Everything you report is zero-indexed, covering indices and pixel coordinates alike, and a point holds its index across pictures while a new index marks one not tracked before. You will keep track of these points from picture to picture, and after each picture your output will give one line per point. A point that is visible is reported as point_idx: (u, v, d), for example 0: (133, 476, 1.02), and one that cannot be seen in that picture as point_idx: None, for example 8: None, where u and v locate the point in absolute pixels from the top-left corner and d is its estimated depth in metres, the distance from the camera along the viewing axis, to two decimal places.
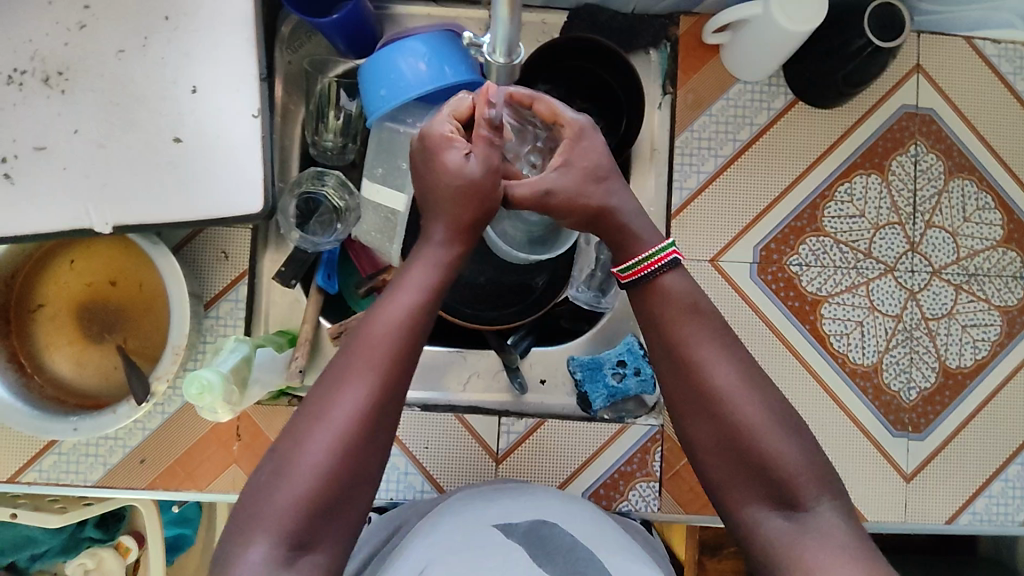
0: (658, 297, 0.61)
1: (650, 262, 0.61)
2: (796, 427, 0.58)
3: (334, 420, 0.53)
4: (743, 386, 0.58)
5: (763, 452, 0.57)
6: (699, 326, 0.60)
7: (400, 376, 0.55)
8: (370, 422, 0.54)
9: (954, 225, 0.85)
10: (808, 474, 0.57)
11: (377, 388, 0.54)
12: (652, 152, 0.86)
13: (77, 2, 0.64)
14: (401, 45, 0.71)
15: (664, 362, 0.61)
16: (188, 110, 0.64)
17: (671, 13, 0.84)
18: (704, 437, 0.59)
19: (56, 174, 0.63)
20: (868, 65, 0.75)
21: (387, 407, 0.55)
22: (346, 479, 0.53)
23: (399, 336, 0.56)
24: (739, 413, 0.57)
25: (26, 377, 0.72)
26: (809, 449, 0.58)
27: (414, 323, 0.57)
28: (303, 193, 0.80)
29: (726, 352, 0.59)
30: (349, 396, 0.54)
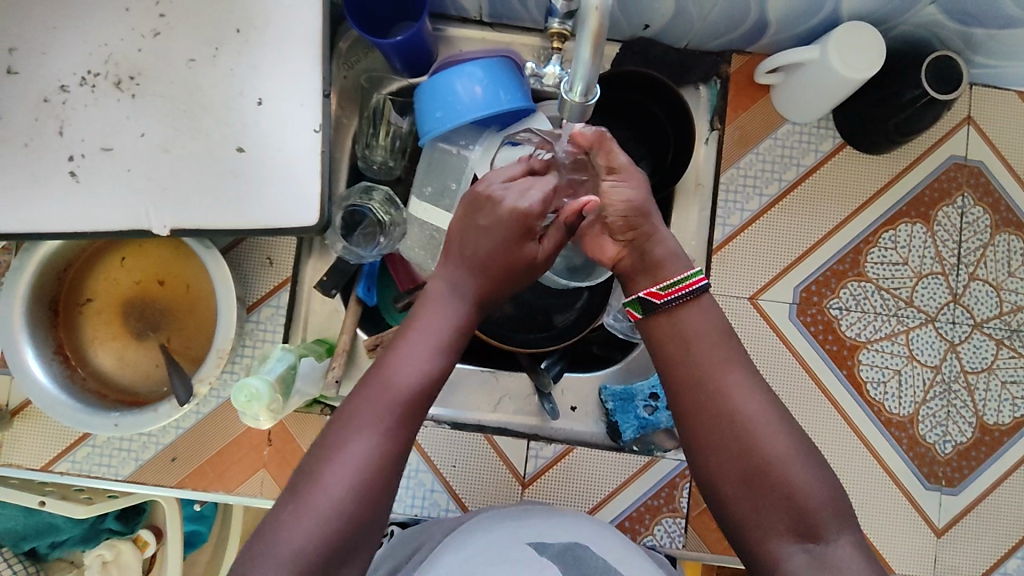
0: (691, 323, 0.62)
1: (688, 283, 0.63)
2: (816, 459, 0.58)
3: (346, 465, 0.54)
4: (768, 417, 0.59)
5: (788, 485, 0.56)
6: (725, 355, 0.61)
7: (411, 423, 0.58)
8: (385, 465, 0.55)
9: (998, 280, 0.84)
10: (831, 508, 0.56)
11: (388, 435, 0.56)
12: (697, 186, 0.85)
13: (153, 9, 0.66)
14: (459, 69, 0.73)
15: (689, 389, 0.61)
16: (252, 121, 0.65)
17: (723, 51, 0.85)
18: (726, 469, 0.58)
19: (120, 175, 0.64)
20: (921, 115, 0.75)
21: (398, 452, 0.56)
22: (359, 521, 0.54)
23: (408, 390, 0.58)
24: (764, 444, 0.57)
25: (69, 369, 0.73)
26: (831, 482, 0.58)
27: (423, 377, 0.59)
28: (350, 206, 0.81)
29: (751, 381, 0.60)
30: (361, 441, 0.55)
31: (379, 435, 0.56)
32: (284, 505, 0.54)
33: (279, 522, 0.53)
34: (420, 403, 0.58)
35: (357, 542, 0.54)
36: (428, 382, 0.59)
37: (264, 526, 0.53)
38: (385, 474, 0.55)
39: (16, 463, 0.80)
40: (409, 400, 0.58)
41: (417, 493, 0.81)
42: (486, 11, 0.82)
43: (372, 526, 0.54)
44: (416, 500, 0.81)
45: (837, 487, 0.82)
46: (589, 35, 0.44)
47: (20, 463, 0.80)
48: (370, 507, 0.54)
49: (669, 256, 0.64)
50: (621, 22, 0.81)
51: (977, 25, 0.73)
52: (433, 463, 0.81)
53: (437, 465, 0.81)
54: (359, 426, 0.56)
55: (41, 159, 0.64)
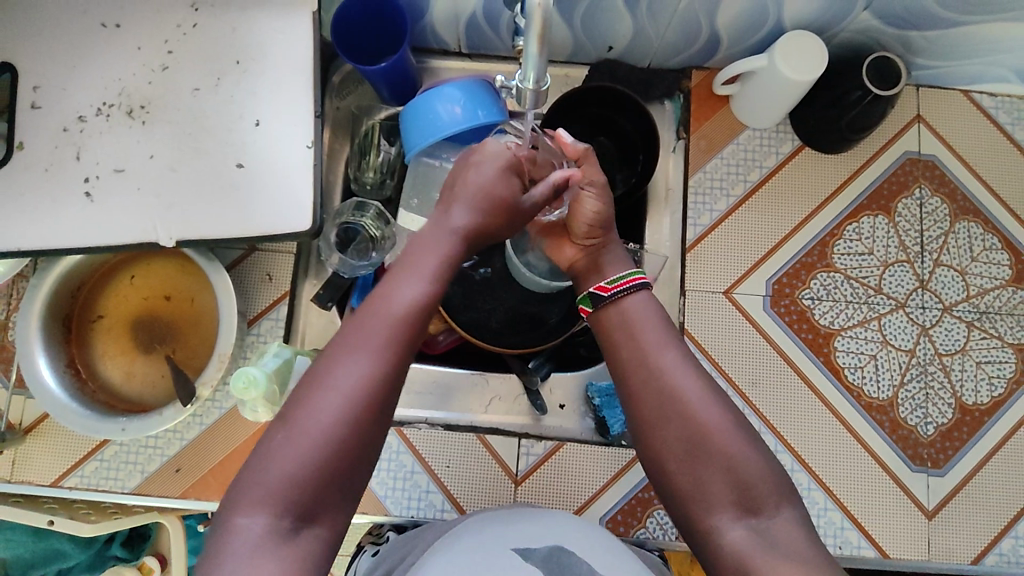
0: (632, 313, 0.67)
1: (627, 280, 0.69)
2: (753, 436, 0.62)
3: (334, 391, 0.55)
4: (706, 394, 0.62)
5: (728, 459, 0.59)
6: (665, 337, 0.65)
7: (400, 355, 0.58)
8: (374, 393, 0.56)
9: (962, 264, 0.88)
10: (768, 481, 0.59)
11: (383, 365, 0.56)
12: (667, 195, 0.90)
13: (162, 47, 0.73)
14: (439, 91, 0.79)
15: (632, 371, 0.65)
16: (251, 141, 0.72)
17: (684, 68, 0.92)
18: (670, 444, 0.61)
19: (131, 193, 0.71)
20: (869, 112, 0.81)
21: (390, 383, 0.57)
22: (345, 450, 0.54)
23: (403, 318, 0.58)
24: (703, 418, 0.61)
25: (81, 382, 0.78)
26: (769, 459, 0.60)
27: (418, 307, 0.59)
28: (343, 223, 0.86)
29: (686, 360, 0.64)
30: (351, 369, 0.56)
31: (368, 364, 0.56)
32: (269, 442, 0.55)
33: (265, 454, 0.54)
34: (410, 334, 0.58)
35: (339, 476, 0.54)
36: (420, 313, 0.59)
37: (252, 463, 0.54)
38: (373, 406, 0.55)
39: (26, 479, 0.82)
40: (401, 332, 0.58)
41: (414, 495, 0.83)
42: (464, 42, 0.89)
43: (358, 460, 0.55)
44: (413, 502, 0.83)
45: (825, 473, 0.83)
46: (535, 32, 0.51)
47: (30, 480, 0.82)
48: (354, 441, 0.54)
49: (619, 262, 0.72)
50: (587, 45, 0.88)
51: (913, 29, 0.80)
52: (428, 464, 0.84)
53: (431, 466, 0.84)
54: (352, 353, 0.56)
55: (60, 182, 0.71)
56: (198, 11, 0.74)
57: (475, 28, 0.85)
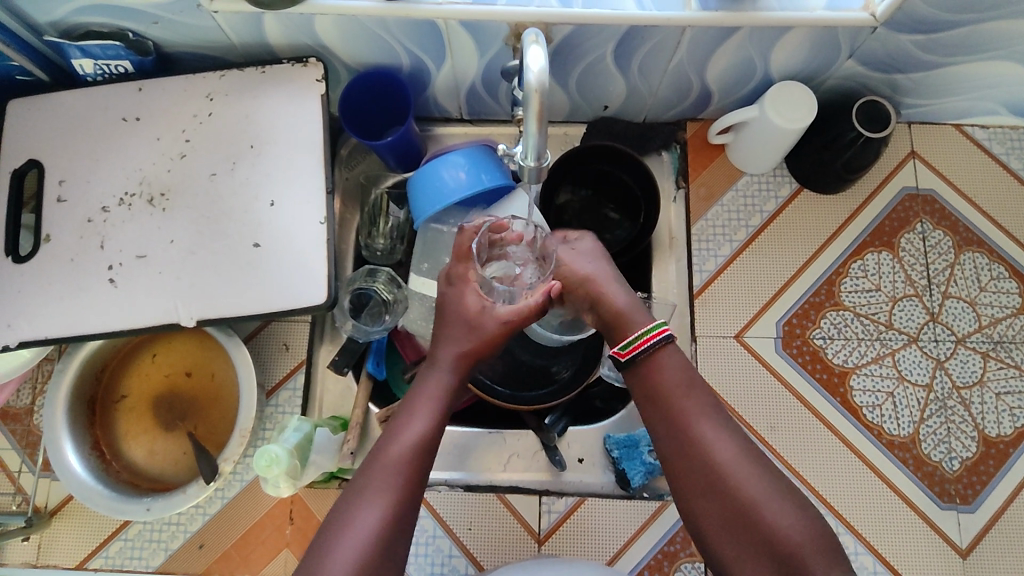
0: (663, 374, 0.66)
1: (647, 338, 0.67)
2: (794, 499, 0.61)
3: (354, 535, 0.58)
4: (741, 458, 0.62)
5: (767, 526, 0.59)
6: (695, 399, 0.65)
7: (412, 494, 0.61)
8: (391, 536, 0.59)
9: (972, 295, 0.89)
10: (812, 549, 0.58)
11: (393, 507, 0.60)
12: (671, 241, 0.92)
13: (179, 136, 0.77)
14: (445, 158, 0.82)
15: (664, 438, 0.65)
16: (266, 220, 0.75)
17: (678, 121, 0.95)
18: (709, 514, 0.61)
19: (153, 278, 0.73)
20: (864, 153, 0.83)
21: (400, 526, 0.60)
22: None
23: (413, 460, 0.62)
24: (740, 486, 0.61)
25: (105, 463, 0.79)
26: (812, 521, 0.59)
27: (424, 448, 0.63)
28: (356, 289, 0.88)
29: (718, 421, 0.64)
30: (368, 514, 0.59)
31: (383, 507, 0.59)
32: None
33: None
34: (417, 475, 0.62)
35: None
36: (425, 456, 0.63)
37: None
38: (388, 551, 0.58)
39: (52, 563, 0.83)
40: (409, 475, 0.62)
41: (437, 560, 0.83)
42: (465, 110, 0.93)
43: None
44: (436, 567, 0.83)
45: (853, 516, 0.82)
46: (533, 112, 0.53)
47: (55, 564, 0.83)
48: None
49: (630, 313, 0.70)
50: (583, 105, 0.91)
51: (899, 72, 0.83)
52: (450, 527, 0.84)
53: (453, 530, 0.84)
54: (367, 499, 0.60)
55: (86, 270, 0.74)
56: (213, 100, 0.78)
57: (476, 96, 0.89)
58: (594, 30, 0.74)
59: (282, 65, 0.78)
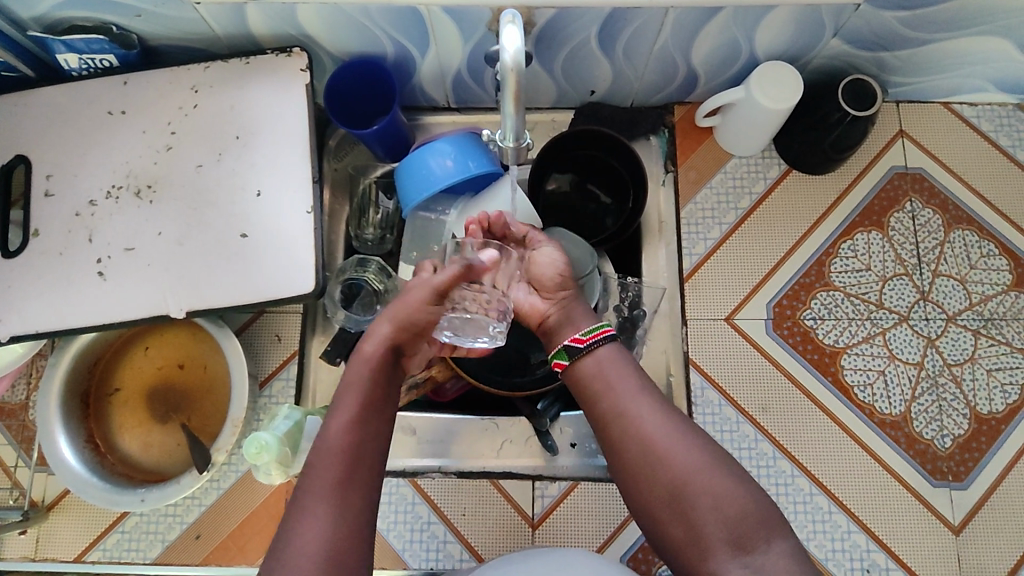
0: (601, 366, 0.68)
1: (597, 333, 0.70)
2: (733, 470, 0.61)
3: (306, 550, 0.55)
4: (678, 435, 0.63)
5: (709, 497, 0.60)
6: (637, 384, 0.66)
7: (356, 496, 0.58)
8: (345, 543, 0.56)
9: (962, 273, 0.88)
10: (753, 514, 0.59)
11: (337, 512, 0.57)
12: (660, 226, 0.91)
13: (165, 129, 0.77)
14: (431, 146, 0.82)
15: (607, 423, 0.66)
16: (253, 210, 0.75)
17: (666, 105, 0.95)
18: (653, 495, 0.62)
19: (142, 270, 0.74)
20: (851, 132, 0.83)
21: (354, 526, 0.57)
22: None
23: (345, 458, 0.59)
24: (679, 462, 0.61)
25: (100, 455, 0.79)
26: (752, 490, 0.61)
27: (353, 444, 0.60)
28: (347, 279, 0.89)
29: (654, 403, 0.65)
30: (315, 526, 0.56)
31: (328, 515, 0.56)
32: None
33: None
34: (360, 468, 0.60)
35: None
36: (357, 453, 0.60)
37: None
38: (346, 560, 0.55)
39: (50, 556, 0.83)
40: (353, 469, 0.59)
41: (432, 546, 0.83)
42: (452, 98, 0.93)
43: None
44: (431, 554, 0.83)
45: (846, 495, 0.82)
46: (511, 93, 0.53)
47: (53, 557, 0.83)
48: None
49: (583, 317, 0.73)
50: (570, 91, 0.91)
51: (885, 50, 0.82)
52: (444, 513, 0.84)
53: (448, 516, 0.84)
54: (309, 511, 0.57)
55: (75, 264, 0.74)
56: (197, 92, 0.78)
57: (462, 84, 0.88)
58: (577, 13, 0.74)
59: (266, 56, 0.78)
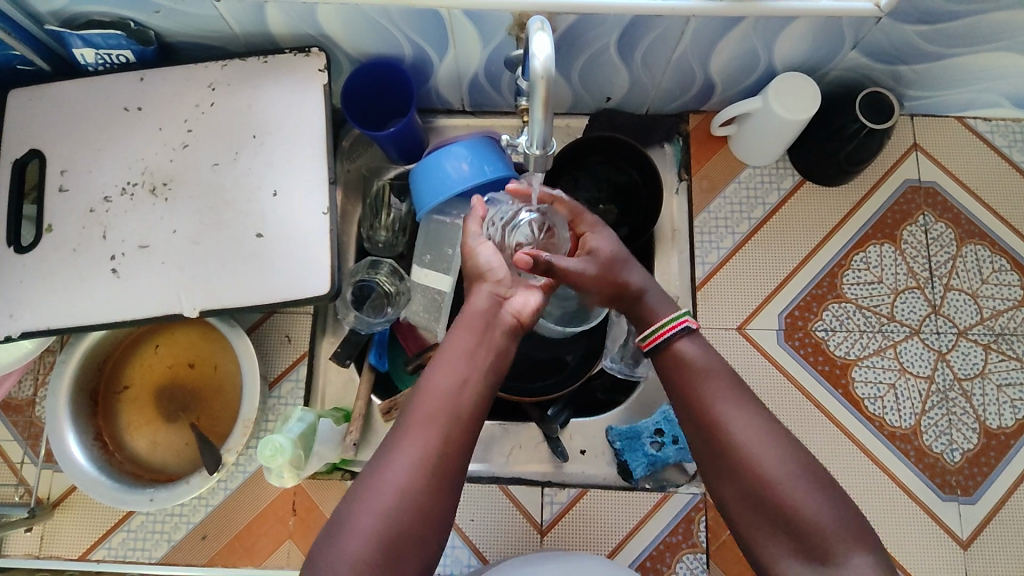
0: (683, 361, 0.65)
1: (663, 331, 0.66)
2: (824, 484, 0.59)
3: (398, 466, 0.58)
4: (769, 442, 0.60)
5: (791, 506, 0.57)
6: (727, 386, 0.63)
7: (459, 430, 0.61)
8: (440, 466, 0.59)
9: (973, 287, 0.89)
10: (835, 529, 0.57)
11: (436, 437, 0.60)
12: (673, 233, 0.92)
13: (182, 126, 0.77)
14: (447, 150, 0.82)
15: (690, 419, 0.63)
16: (269, 210, 0.75)
17: (681, 113, 0.95)
18: (734, 492, 0.60)
19: (156, 268, 0.73)
20: (867, 144, 0.83)
21: (442, 460, 0.59)
22: (416, 515, 0.57)
23: (452, 394, 0.62)
24: (768, 469, 0.59)
25: (108, 454, 0.79)
26: (842, 504, 0.58)
27: (461, 382, 0.63)
28: (358, 281, 0.89)
29: (744, 405, 0.62)
30: (410, 447, 0.60)
31: (428, 440, 0.60)
32: (337, 518, 0.58)
33: (330, 537, 0.57)
34: (461, 408, 0.62)
35: (407, 554, 0.57)
36: (464, 387, 0.63)
37: (325, 537, 0.58)
38: (432, 485, 0.58)
39: (55, 554, 0.83)
40: (456, 405, 0.62)
41: None
42: (467, 101, 0.92)
43: (424, 541, 0.58)
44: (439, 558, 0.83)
45: (854, 507, 0.82)
46: (538, 99, 0.52)
47: (58, 555, 0.83)
48: (421, 515, 0.58)
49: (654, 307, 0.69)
50: (586, 97, 0.91)
51: (902, 64, 0.83)
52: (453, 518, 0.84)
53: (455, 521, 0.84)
54: (407, 437, 0.60)
55: (88, 261, 0.73)
56: (215, 90, 0.77)
57: (478, 87, 0.88)
58: (598, 19, 0.73)
59: (284, 55, 0.78)
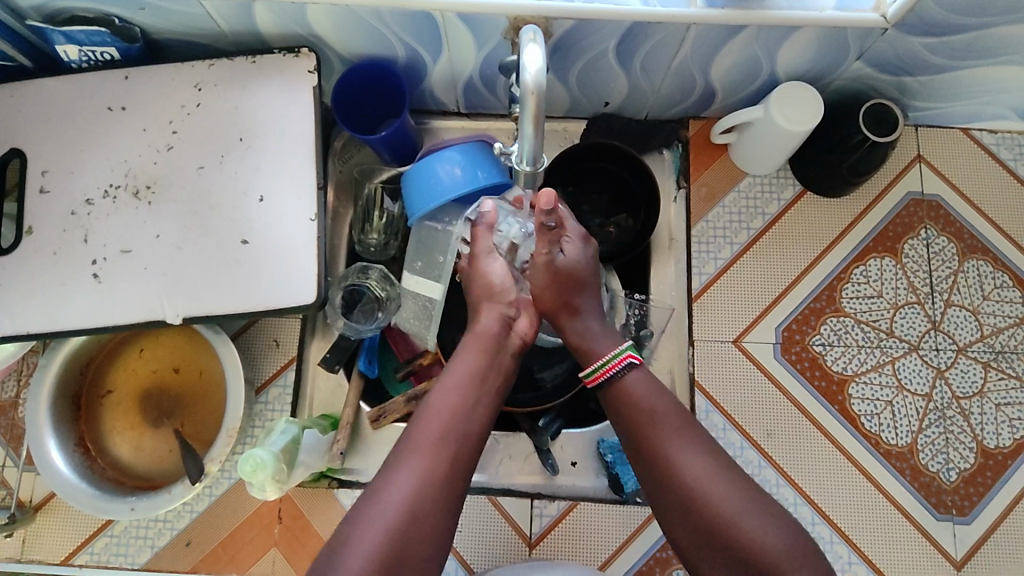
0: (630, 397, 0.63)
1: (612, 365, 0.65)
2: (779, 514, 0.57)
3: (400, 484, 0.57)
4: (716, 476, 0.58)
5: (744, 543, 0.55)
6: (675, 421, 0.61)
7: (462, 450, 0.61)
8: (442, 485, 0.58)
9: (974, 304, 0.87)
10: (794, 563, 0.54)
11: (440, 457, 0.59)
12: (670, 242, 0.90)
13: (167, 127, 0.75)
14: (440, 154, 0.80)
15: (638, 458, 0.62)
16: (256, 216, 0.73)
17: (681, 119, 0.92)
18: (688, 533, 0.58)
19: (137, 273, 0.71)
20: (869, 156, 0.81)
21: (448, 474, 0.59)
22: (418, 534, 0.55)
23: (455, 415, 0.62)
24: (721, 505, 0.57)
25: (89, 460, 0.78)
26: (796, 538, 0.56)
27: (465, 403, 0.63)
28: (349, 285, 0.87)
29: (695, 440, 0.60)
30: (412, 466, 0.58)
31: (431, 458, 0.59)
32: (338, 535, 0.56)
33: (333, 553, 0.54)
34: (467, 425, 0.62)
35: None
36: (468, 409, 0.63)
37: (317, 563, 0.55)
38: (433, 504, 0.57)
39: (37, 558, 0.82)
40: (461, 426, 0.62)
41: None
42: (462, 103, 0.90)
43: (426, 562, 0.55)
44: None
45: (847, 525, 0.81)
46: (529, 113, 0.51)
47: (40, 559, 0.82)
48: (423, 534, 0.56)
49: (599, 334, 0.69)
50: (583, 101, 0.89)
51: (908, 74, 0.80)
52: None
53: None
54: (409, 455, 0.59)
55: (70, 264, 0.72)
56: (201, 90, 0.75)
57: (473, 90, 0.86)
58: (595, 25, 0.71)
59: (273, 55, 0.75)
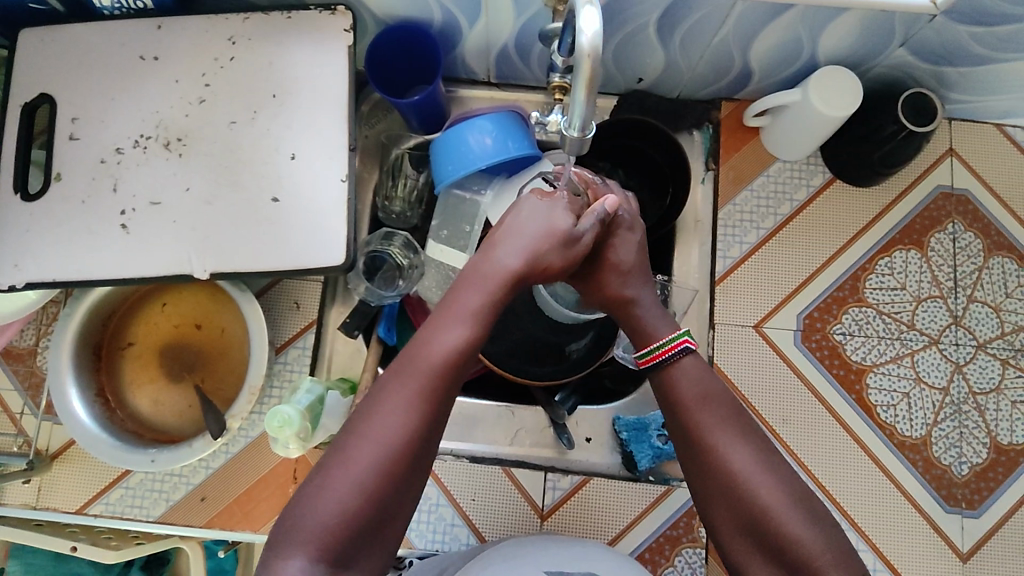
0: (680, 383, 0.62)
1: (664, 350, 0.63)
2: (818, 513, 0.57)
3: (377, 437, 0.52)
4: (760, 469, 0.58)
5: (784, 538, 0.55)
6: (719, 414, 0.61)
7: (444, 400, 0.55)
8: (419, 441, 0.53)
9: (997, 301, 0.87)
10: (828, 557, 0.54)
11: (419, 413, 0.54)
12: (696, 223, 0.89)
13: (199, 80, 0.74)
14: (470, 123, 0.79)
15: (682, 447, 0.61)
16: (286, 174, 0.72)
17: (713, 100, 0.92)
18: (728, 520, 0.58)
19: (166, 226, 0.71)
20: (904, 147, 0.80)
21: (433, 422, 0.54)
22: (391, 488, 0.52)
23: (446, 367, 0.56)
24: (763, 498, 0.57)
25: (109, 411, 0.78)
26: (830, 534, 0.56)
27: (460, 354, 0.56)
28: (371, 252, 0.87)
29: (739, 431, 0.60)
30: (391, 416, 0.53)
31: (411, 411, 0.54)
32: (318, 472, 0.53)
33: (305, 499, 0.51)
34: (457, 379, 0.56)
35: (377, 530, 0.52)
36: (463, 358, 0.57)
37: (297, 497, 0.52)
38: (411, 452, 0.53)
39: (53, 506, 0.82)
40: (450, 375, 0.56)
41: (438, 528, 0.83)
42: (494, 73, 0.89)
43: (395, 518, 0.53)
44: (438, 535, 0.82)
45: (857, 512, 0.82)
46: (582, 79, 0.50)
47: (57, 507, 0.82)
48: (394, 490, 0.52)
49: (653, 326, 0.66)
50: (617, 75, 0.88)
51: (948, 65, 0.79)
52: (454, 497, 0.83)
53: (456, 500, 0.83)
54: (390, 403, 0.54)
55: (97, 214, 0.71)
56: (235, 43, 0.74)
57: (506, 59, 0.85)
58: None
59: (309, 12, 0.74)
